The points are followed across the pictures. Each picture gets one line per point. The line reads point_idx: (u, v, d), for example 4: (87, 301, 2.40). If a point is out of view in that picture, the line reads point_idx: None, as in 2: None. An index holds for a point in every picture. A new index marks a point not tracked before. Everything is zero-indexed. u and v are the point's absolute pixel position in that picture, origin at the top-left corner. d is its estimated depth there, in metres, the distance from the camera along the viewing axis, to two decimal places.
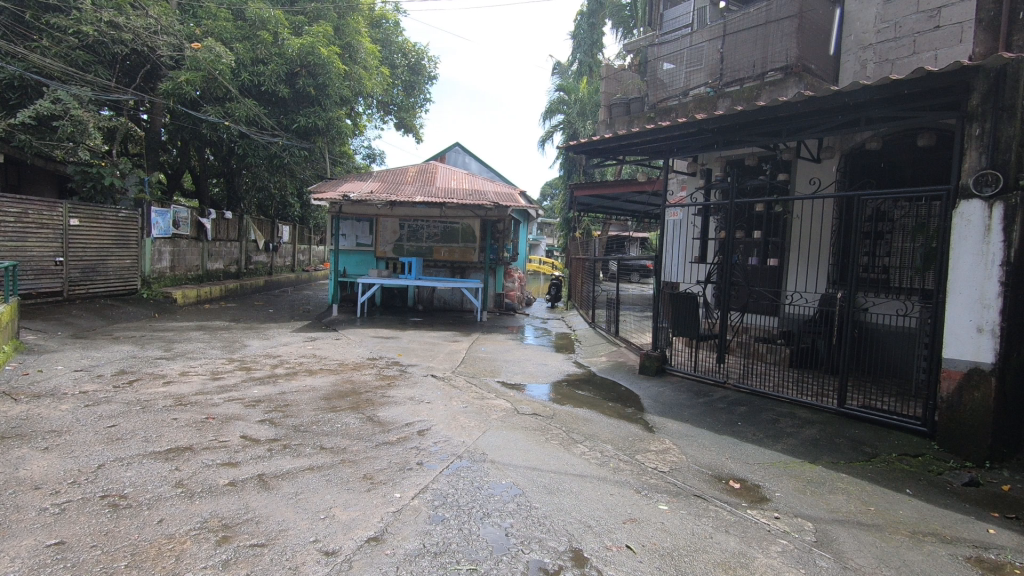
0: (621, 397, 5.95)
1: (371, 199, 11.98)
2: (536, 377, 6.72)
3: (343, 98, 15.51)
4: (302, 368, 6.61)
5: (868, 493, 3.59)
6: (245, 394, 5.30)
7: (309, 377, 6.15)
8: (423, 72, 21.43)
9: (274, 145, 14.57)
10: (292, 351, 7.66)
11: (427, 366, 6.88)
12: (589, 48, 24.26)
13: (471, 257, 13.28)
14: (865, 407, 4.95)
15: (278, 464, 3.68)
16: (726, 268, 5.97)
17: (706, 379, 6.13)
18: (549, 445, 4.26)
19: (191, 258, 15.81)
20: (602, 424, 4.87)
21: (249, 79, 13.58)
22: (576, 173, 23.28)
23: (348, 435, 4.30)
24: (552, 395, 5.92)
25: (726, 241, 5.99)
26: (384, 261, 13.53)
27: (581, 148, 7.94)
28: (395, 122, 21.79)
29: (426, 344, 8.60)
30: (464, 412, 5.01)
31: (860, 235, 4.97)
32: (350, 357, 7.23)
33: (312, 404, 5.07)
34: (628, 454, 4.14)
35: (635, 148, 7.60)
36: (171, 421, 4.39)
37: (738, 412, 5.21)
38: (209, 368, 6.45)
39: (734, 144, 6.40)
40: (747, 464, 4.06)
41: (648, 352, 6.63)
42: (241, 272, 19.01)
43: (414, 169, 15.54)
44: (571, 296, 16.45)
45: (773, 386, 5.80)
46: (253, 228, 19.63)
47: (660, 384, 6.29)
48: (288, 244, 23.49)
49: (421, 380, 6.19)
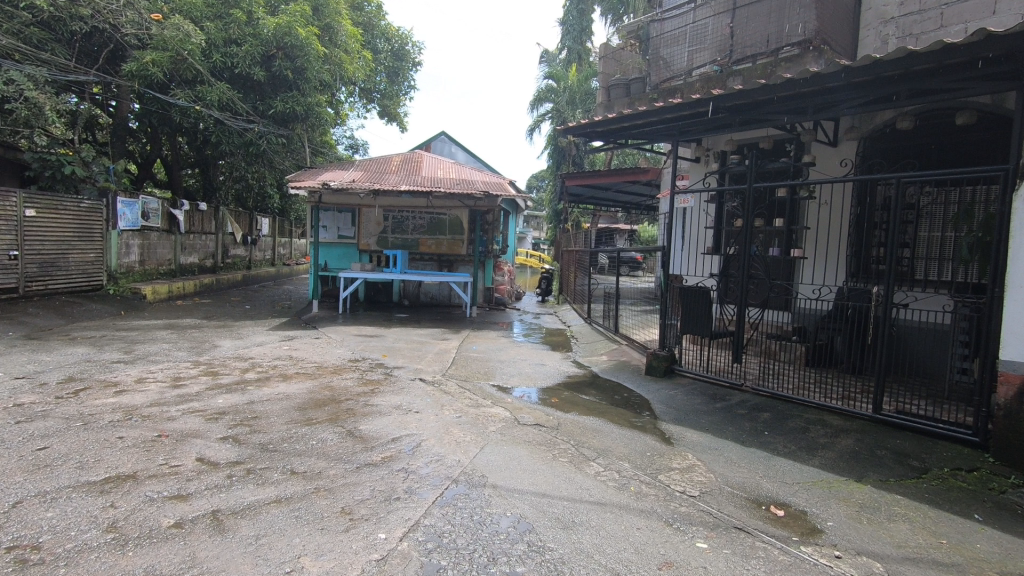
0: (630, 402, 5.41)
1: (352, 187, 11.28)
2: (534, 380, 6.15)
3: (323, 83, 14.75)
4: (276, 372, 5.96)
5: (933, 522, 3.08)
6: (207, 406, 4.64)
7: (283, 383, 5.51)
8: (407, 58, 20.71)
9: (249, 132, 13.71)
10: (266, 353, 6.99)
11: (415, 369, 6.28)
12: (577, 35, 23.77)
13: (459, 249, 12.72)
14: (902, 413, 4.47)
15: (239, 496, 3.07)
16: (744, 259, 5.42)
17: (720, 382, 5.61)
18: (558, 464, 3.70)
19: (163, 252, 14.99)
20: (613, 436, 4.32)
21: (221, 61, 12.79)
22: (566, 163, 22.79)
23: (324, 456, 3.69)
24: (555, 401, 5.35)
25: (743, 230, 5.44)
26: (368, 254, 12.81)
27: (578, 131, 7.29)
28: (378, 110, 21.08)
29: (413, 343, 7.98)
30: (457, 424, 4.43)
31: (898, 223, 4.43)
32: (329, 359, 6.60)
33: (284, 417, 4.46)
34: (650, 475, 3.59)
35: (637, 131, 7.02)
36: (114, 441, 3.75)
37: (762, 419, 4.70)
38: (171, 373, 5.78)
39: (751, 124, 5.85)
40: (786, 484, 3.53)
41: (656, 351, 6.10)
42: (217, 267, 18.18)
43: (398, 158, 14.84)
44: (564, 290, 15.92)
45: (794, 389, 5.31)
46: (229, 221, 18.79)
47: (670, 386, 5.77)
48: (267, 237, 22.63)
49: (408, 386, 5.58)
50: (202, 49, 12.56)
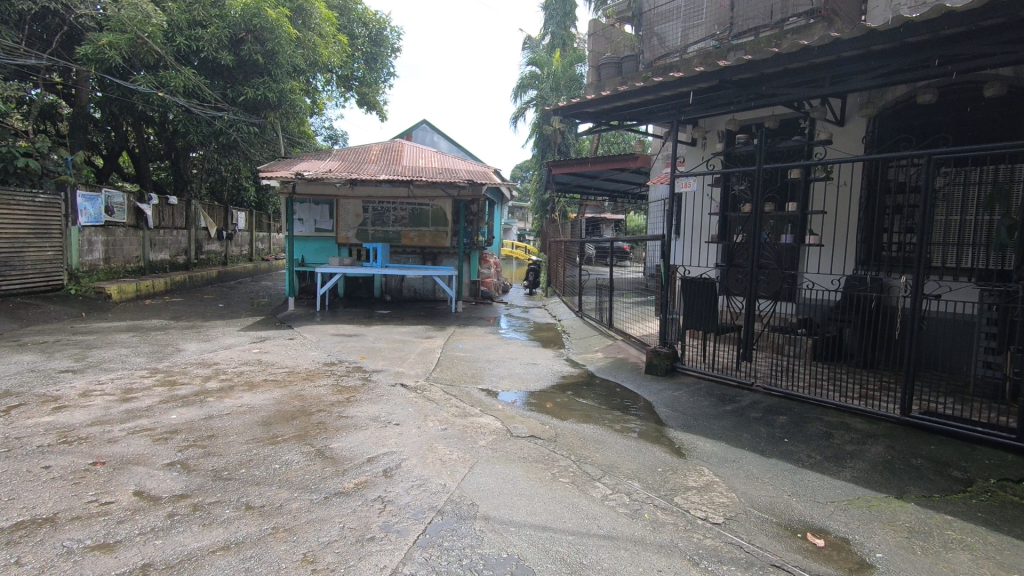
0: (631, 406, 4.95)
1: (328, 177, 10.63)
2: (527, 383, 5.65)
3: (296, 68, 14.03)
4: (241, 380, 5.39)
5: (998, 551, 2.65)
6: (157, 424, 4.07)
7: (248, 393, 4.96)
8: (385, 43, 19.95)
9: (218, 121, 12.93)
10: (233, 357, 6.42)
11: (396, 372, 5.76)
12: (561, 20, 23.19)
13: (443, 242, 12.16)
14: (933, 415, 4.07)
15: (179, 543, 2.54)
16: (754, 246, 4.96)
17: (727, 380, 5.17)
18: (558, 486, 3.23)
19: (130, 249, 14.22)
20: (619, 448, 3.85)
21: (185, 44, 12.02)
22: (551, 151, 22.40)
23: (288, 484, 3.17)
24: (550, 407, 4.87)
25: (753, 215, 4.98)
26: (346, 247, 12.19)
27: (567, 111, 6.76)
28: (356, 99, 20.35)
29: (395, 343, 7.44)
30: (443, 438, 3.93)
31: (926, 205, 3.99)
32: (302, 363, 6.05)
33: (246, 435, 3.92)
34: (665, 497, 3.13)
35: (633, 111, 6.51)
36: (38, 473, 3.19)
37: (778, 424, 4.27)
38: (123, 384, 5.19)
39: (758, 100, 5.37)
40: (819, 504, 3.09)
41: (656, 348, 5.67)
42: (190, 263, 17.41)
43: (377, 147, 14.20)
44: (551, 282, 15.48)
45: (809, 389, 4.89)
46: (202, 215, 18.00)
47: (673, 386, 5.33)
48: (244, 232, 21.82)
49: (388, 393, 5.05)
50: (164, 32, 11.79)
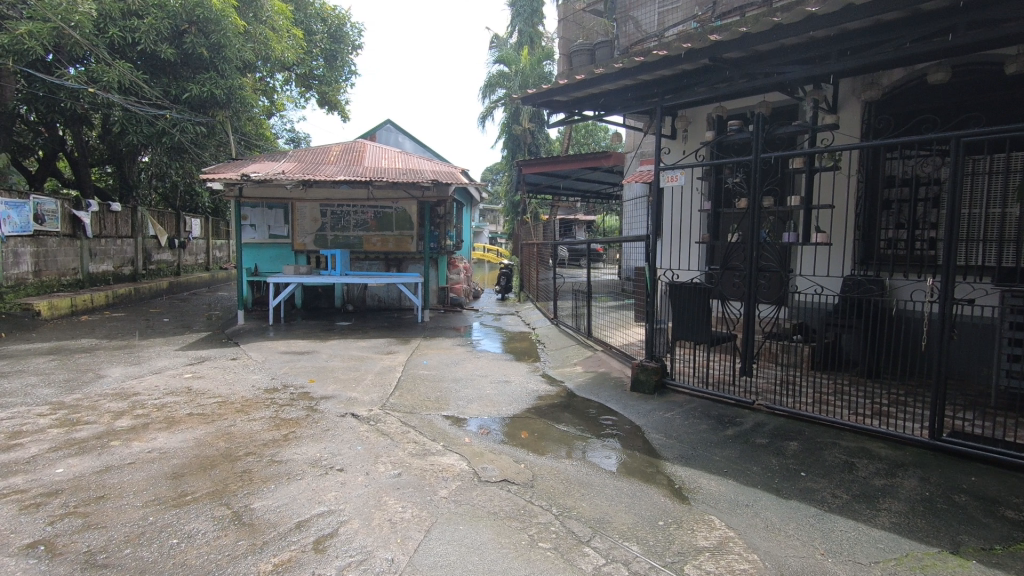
0: (618, 433, 4.29)
1: (278, 177, 9.74)
2: (498, 407, 4.93)
3: (246, 63, 13.07)
4: (161, 415, 4.56)
5: None
6: (32, 483, 3.24)
7: (164, 432, 4.14)
8: (345, 40, 19.06)
9: (160, 120, 11.91)
10: (160, 384, 5.55)
11: (349, 398, 5.02)
12: (528, 17, 22.62)
13: (408, 246, 11.45)
14: (966, 438, 3.52)
15: None
16: (753, 246, 4.36)
17: (724, 398, 4.58)
18: (537, 557, 2.54)
19: (65, 260, 13.05)
20: (610, 494, 3.19)
21: (119, 36, 10.99)
22: (521, 151, 21.86)
23: (183, 572, 2.41)
24: (523, 437, 4.19)
25: (750, 210, 4.39)
26: (303, 255, 11.36)
27: (539, 98, 6.05)
28: (316, 98, 19.40)
29: (351, 361, 6.66)
30: (395, 488, 3.21)
31: (956, 197, 3.41)
32: (238, 391, 5.23)
33: (147, 494, 3.13)
34: (671, 567, 2.47)
35: (609, 98, 5.86)
36: None
37: (791, 453, 3.67)
38: (12, 426, 4.30)
39: (753, 81, 4.78)
40: (862, 568, 2.47)
41: (643, 362, 5.06)
42: (138, 274, 16.24)
43: (337, 147, 13.35)
44: (524, 286, 14.85)
45: (818, 408, 4.32)
46: (150, 222, 16.85)
47: (664, 406, 4.71)
48: (199, 240, 20.61)
49: (336, 427, 4.28)
50: (94, 22, 10.76)
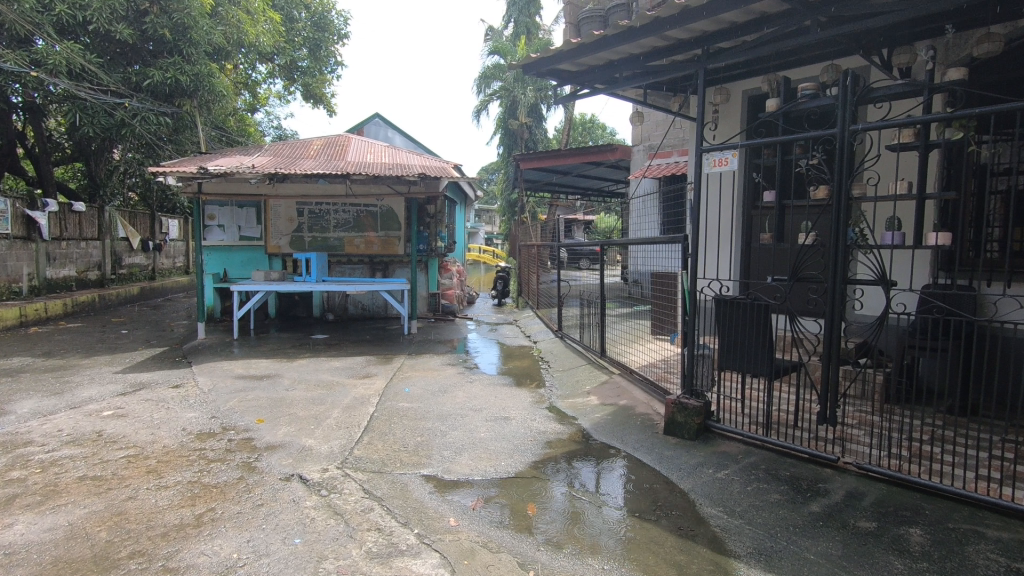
0: (660, 504, 3.13)
1: (241, 170, 8.48)
2: (495, 460, 3.77)
3: (216, 48, 11.84)
4: (40, 480, 3.37)
5: None
6: None
7: (28, 514, 2.96)
8: (330, 28, 17.87)
9: (119, 110, 10.61)
10: (65, 427, 4.36)
11: (302, 449, 3.85)
12: (524, 6, 21.49)
13: (395, 249, 10.32)
14: None
15: None
16: (838, 249, 3.22)
17: (793, 452, 3.47)
18: None
19: (16, 265, 11.81)
20: None
21: (66, 14, 9.78)
22: (517, 147, 20.77)
23: None
24: (529, 514, 3.02)
25: (834, 202, 3.25)
26: (278, 259, 10.22)
27: (544, 66, 4.87)
28: (302, 92, 18.23)
29: (317, 390, 5.47)
30: None
31: None
32: (160, 440, 4.05)
33: None
34: None
35: (632, 63, 4.67)
36: None
37: (920, 551, 2.53)
38: None
39: (828, 30, 3.62)
40: None
41: (681, 400, 3.94)
42: (106, 279, 15.02)
43: (319, 141, 12.15)
44: (523, 291, 13.73)
45: (927, 470, 3.23)
46: (120, 223, 15.63)
47: (717, 461, 3.56)
48: (176, 242, 19.37)
49: (273, 499, 3.12)
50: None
